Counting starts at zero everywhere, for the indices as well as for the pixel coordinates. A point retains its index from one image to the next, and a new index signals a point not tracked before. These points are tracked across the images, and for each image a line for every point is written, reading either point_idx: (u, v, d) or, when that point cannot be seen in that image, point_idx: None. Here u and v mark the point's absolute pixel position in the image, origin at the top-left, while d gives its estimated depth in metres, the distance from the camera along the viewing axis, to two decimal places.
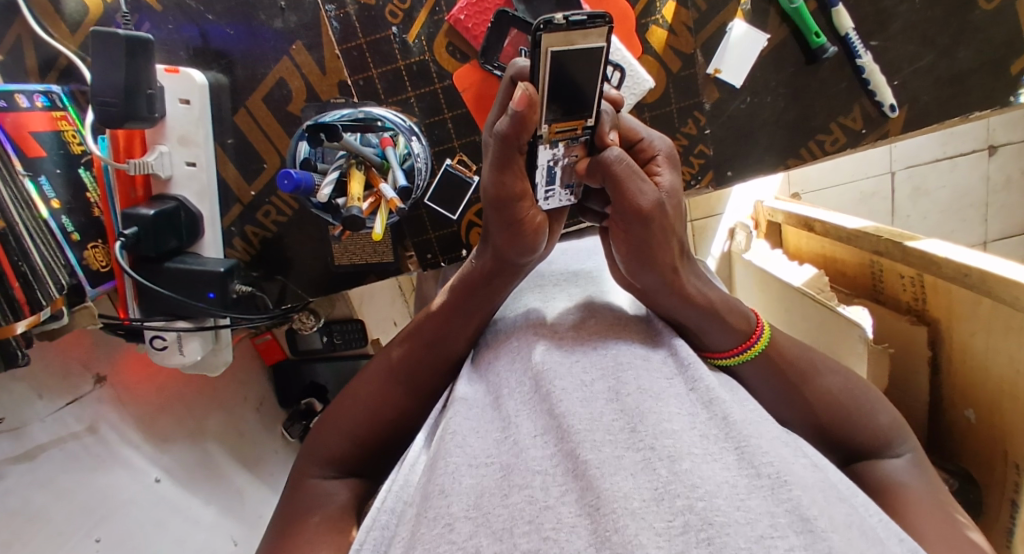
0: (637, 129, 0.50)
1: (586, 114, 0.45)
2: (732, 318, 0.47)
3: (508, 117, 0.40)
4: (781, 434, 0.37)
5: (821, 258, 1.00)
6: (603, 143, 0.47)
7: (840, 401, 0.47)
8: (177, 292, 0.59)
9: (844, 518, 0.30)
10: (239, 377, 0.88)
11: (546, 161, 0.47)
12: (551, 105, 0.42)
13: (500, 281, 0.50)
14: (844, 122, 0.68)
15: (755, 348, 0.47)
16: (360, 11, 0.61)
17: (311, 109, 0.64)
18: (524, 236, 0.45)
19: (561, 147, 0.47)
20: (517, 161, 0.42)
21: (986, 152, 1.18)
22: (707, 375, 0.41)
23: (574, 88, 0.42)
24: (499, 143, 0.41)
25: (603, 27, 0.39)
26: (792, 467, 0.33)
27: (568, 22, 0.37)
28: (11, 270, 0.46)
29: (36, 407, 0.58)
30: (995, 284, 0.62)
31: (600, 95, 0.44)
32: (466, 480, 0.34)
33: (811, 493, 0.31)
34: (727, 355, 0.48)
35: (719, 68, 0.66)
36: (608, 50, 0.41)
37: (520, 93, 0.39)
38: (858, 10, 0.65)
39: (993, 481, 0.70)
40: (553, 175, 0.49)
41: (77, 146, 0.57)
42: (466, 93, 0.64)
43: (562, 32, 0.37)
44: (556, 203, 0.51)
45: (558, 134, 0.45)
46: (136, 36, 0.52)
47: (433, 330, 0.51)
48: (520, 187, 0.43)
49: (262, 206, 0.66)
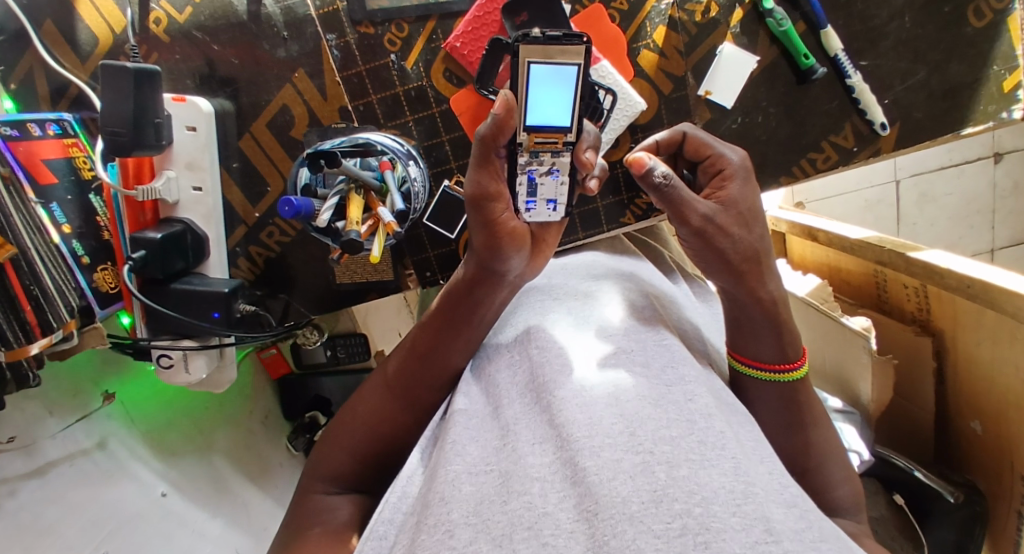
0: (709, 144, 0.55)
1: (565, 128, 0.50)
2: (789, 340, 0.49)
3: (488, 121, 0.44)
4: (772, 454, 0.37)
5: (827, 269, 1.00)
6: (579, 159, 0.52)
7: (814, 416, 0.49)
8: (181, 313, 0.60)
9: (813, 521, 0.30)
10: (245, 391, 0.90)
11: (523, 169, 0.53)
12: (529, 112, 0.49)
13: (481, 291, 0.51)
14: (836, 140, 0.69)
15: (793, 373, 0.48)
16: (360, 39, 0.63)
17: (313, 134, 0.66)
18: (499, 240, 0.48)
19: (542, 158, 0.53)
20: (494, 162, 0.46)
21: (992, 159, 1.18)
22: (702, 391, 0.40)
23: (553, 101, 0.49)
24: (480, 145, 0.45)
25: (579, 45, 0.47)
26: (780, 481, 0.33)
27: (542, 37, 0.45)
28: (23, 294, 0.49)
29: (46, 425, 0.60)
30: (998, 293, 0.62)
31: (578, 116, 0.50)
32: (466, 487, 0.35)
33: (800, 507, 0.31)
34: (763, 369, 0.49)
35: (709, 89, 0.67)
36: (583, 69, 0.47)
37: (500, 98, 0.44)
38: (846, 31, 0.66)
39: (1001, 492, 0.69)
40: (534, 187, 0.53)
41: (87, 171, 0.60)
42: (463, 117, 0.66)
43: (537, 43, 0.46)
44: (539, 216, 0.54)
45: (538, 144, 0.51)
46: (144, 68, 0.54)
47: (426, 342, 0.52)
48: (494, 188, 0.47)
49: (266, 227, 0.68)
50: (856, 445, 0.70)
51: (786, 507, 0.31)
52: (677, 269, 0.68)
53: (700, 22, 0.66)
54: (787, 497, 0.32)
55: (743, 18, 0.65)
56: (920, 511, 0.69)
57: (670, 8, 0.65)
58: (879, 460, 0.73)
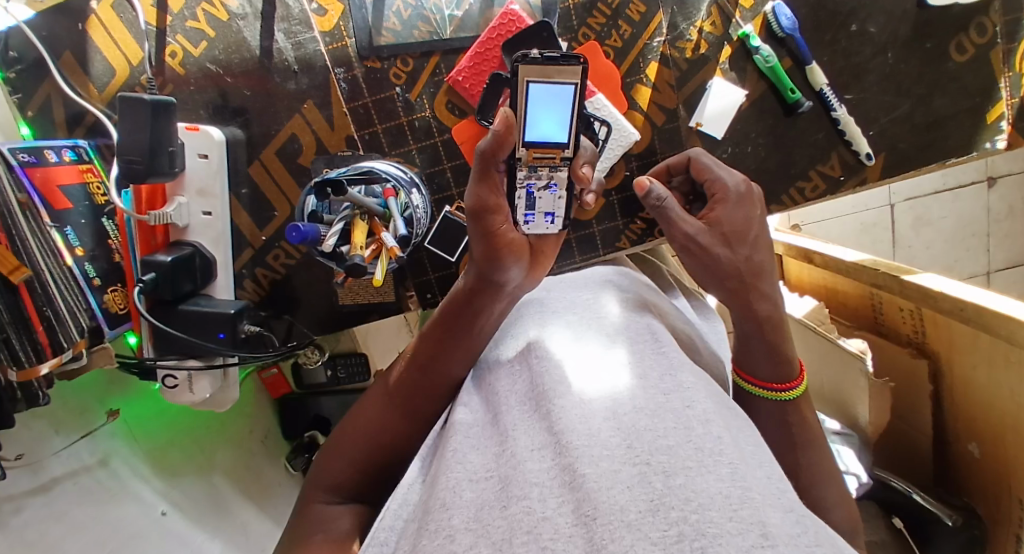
0: (709, 169, 0.59)
1: (563, 145, 0.54)
2: (786, 359, 0.51)
3: (489, 136, 0.47)
4: (772, 459, 0.37)
5: (824, 290, 1.00)
6: (576, 173, 0.56)
7: (807, 437, 0.50)
8: (189, 333, 0.62)
9: (799, 518, 0.30)
10: (246, 410, 0.91)
11: (523, 183, 0.56)
12: (528, 128, 0.52)
13: (480, 301, 0.53)
14: (823, 170, 0.71)
15: (789, 393, 0.50)
16: (366, 73, 0.66)
17: (320, 161, 0.68)
18: (497, 251, 0.51)
19: (541, 173, 0.56)
20: (493, 176, 0.48)
21: (985, 183, 1.21)
22: (701, 397, 0.40)
23: (551, 118, 0.52)
24: (479, 159, 0.47)
25: (577, 67, 0.50)
26: (780, 486, 0.33)
27: (541, 57, 0.49)
28: (37, 316, 0.51)
29: (51, 442, 0.62)
30: (992, 319, 0.64)
31: (575, 131, 0.53)
32: (466, 494, 0.35)
33: (797, 511, 0.31)
34: (758, 385, 0.52)
35: (701, 121, 0.70)
36: (579, 89, 0.51)
37: (499, 115, 0.46)
38: (832, 67, 0.69)
39: (999, 516, 0.69)
40: (533, 201, 0.56)
41: (101, 197, 0.62)
42: (464, 146, 0.69)
43: (536, 63, 0.49)
44: (537, 228, 0.57)
45: (536, 159, 0.54)
46: (160, 100, 0.56)
47: (428, 352, 0.54)
48: (493, 201, 0.49)
49: (272, 249, 0.70)
50: (853, 468, 0.71)
51: (784, 511, 0.30)
52: (677, 285, 0.70)
53: (691, 59, 0.69)
54: (785, 501, 0.31)
55: (732, 55, 0.69)
56: (920, 536, 0.69)
57: (662, 46, 0.68)
58: (877, 483, 0.73)
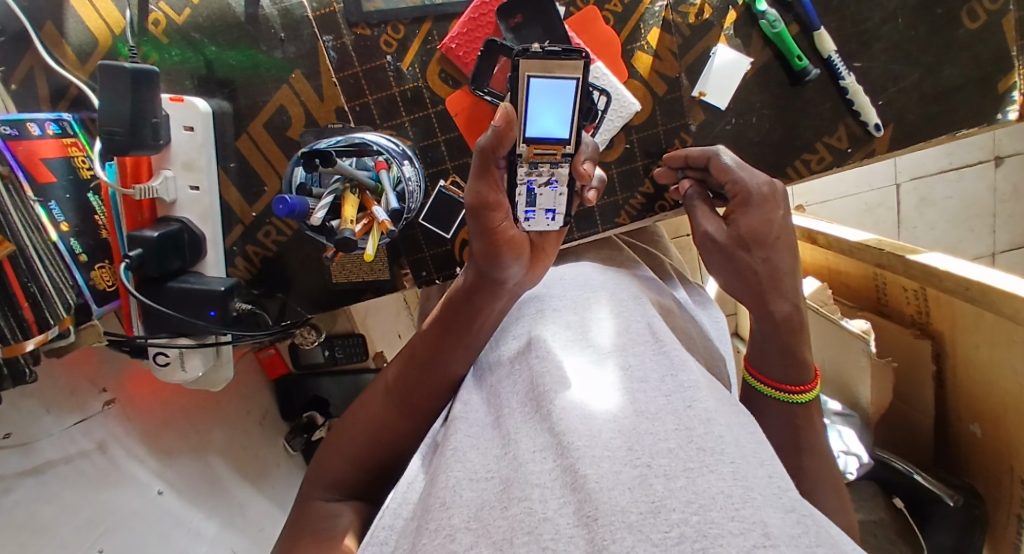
0: (731, 169, 0.57)
1: (564, 141, 0.53)
2: (802, 363, 0.51)
3: (489, 132, 0.45)
4: (776, 457, 0.34)
5: (826, 272, 0.98)
6: (576, 170, 0.54)
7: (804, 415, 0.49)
8: (179, 312, 0.61)
9: (791, 508, 0.29)
10: (243, 391, 0.90)
11: (523, 179, 0.55)
12: (528, 124, 0.51)
13: (480, 298, 0.51)
14: (829, 142, 0.69)
15: (801, 396, 0.50)
16: (355, 40, 0.64)
17: (310, 134, 0.66)
18: (496, 247, 0.49)
19: (541, 169, 0.55)
20: (493, 173, 0.47)
21: (992, 162, 1.18)
22: (703, 396, 0.37)
23: (552, 113, 0.51)
24: (479, 155, 0.46)
25: (577, 61, 0.49)
26: (780, 485, 0.31)
27: (541, 51, 0.48)
28: (21, 292, 0.49)
29: (43, 422, 0.60)
30: (996, 297, 0.62)
31: (577, 126, 0.52)
32: (467, 493, 0.34)
33: (798, 511, 0.29)
34: (767, 385, 0.52)
35: (703, 91, 0.68)
36: (581, 84, 0.50)
37: (499, 111, 0.45)
38: (840, 33, 0.67)
39: (1001, 496, 0.69)
40: (533, 197, 0.55)
41: (86, 171, 0.60)
42: (458, 117, 0.66)
43: (537, 58, 0.48)
44: (537, 225, 0.55)
45: (537, 155, 0.54)
46: (141, 68, 0.54)
47: (427, 351, 0.53)
48: (494, 198, 0.48)
49: (263, 226, 0.69)
50: (853, 449, 0.72)
51: (784, 511, 0.28)
52: (676, 276, 0.68)
53: (694, 24, 0.66)
54: (786, 501, 0.29)
55: (737, 20, 0.66)
56: (921, 517, 0.68)
57: (664, 11, 0.66)
58: (878, 463, 0.73)
